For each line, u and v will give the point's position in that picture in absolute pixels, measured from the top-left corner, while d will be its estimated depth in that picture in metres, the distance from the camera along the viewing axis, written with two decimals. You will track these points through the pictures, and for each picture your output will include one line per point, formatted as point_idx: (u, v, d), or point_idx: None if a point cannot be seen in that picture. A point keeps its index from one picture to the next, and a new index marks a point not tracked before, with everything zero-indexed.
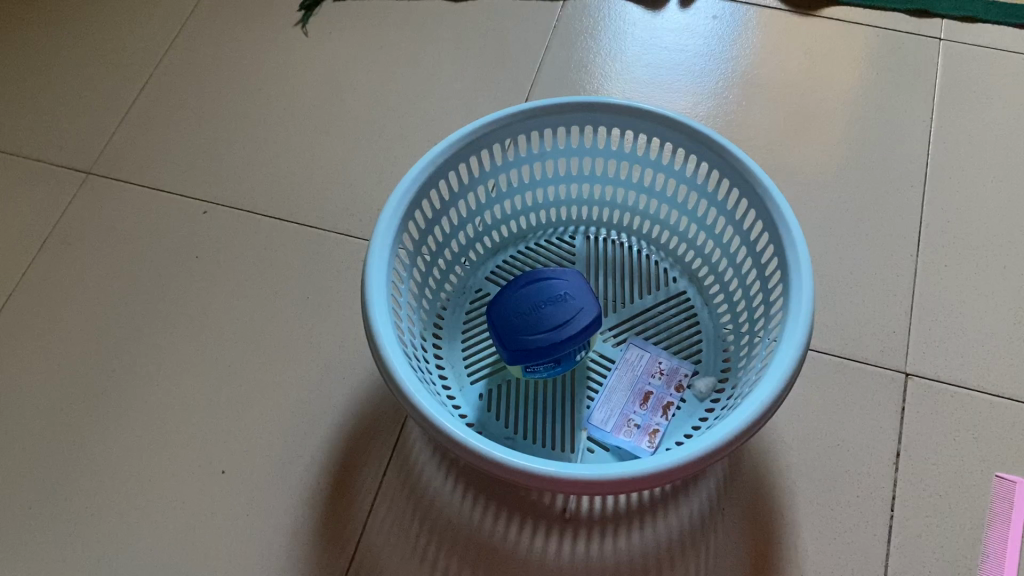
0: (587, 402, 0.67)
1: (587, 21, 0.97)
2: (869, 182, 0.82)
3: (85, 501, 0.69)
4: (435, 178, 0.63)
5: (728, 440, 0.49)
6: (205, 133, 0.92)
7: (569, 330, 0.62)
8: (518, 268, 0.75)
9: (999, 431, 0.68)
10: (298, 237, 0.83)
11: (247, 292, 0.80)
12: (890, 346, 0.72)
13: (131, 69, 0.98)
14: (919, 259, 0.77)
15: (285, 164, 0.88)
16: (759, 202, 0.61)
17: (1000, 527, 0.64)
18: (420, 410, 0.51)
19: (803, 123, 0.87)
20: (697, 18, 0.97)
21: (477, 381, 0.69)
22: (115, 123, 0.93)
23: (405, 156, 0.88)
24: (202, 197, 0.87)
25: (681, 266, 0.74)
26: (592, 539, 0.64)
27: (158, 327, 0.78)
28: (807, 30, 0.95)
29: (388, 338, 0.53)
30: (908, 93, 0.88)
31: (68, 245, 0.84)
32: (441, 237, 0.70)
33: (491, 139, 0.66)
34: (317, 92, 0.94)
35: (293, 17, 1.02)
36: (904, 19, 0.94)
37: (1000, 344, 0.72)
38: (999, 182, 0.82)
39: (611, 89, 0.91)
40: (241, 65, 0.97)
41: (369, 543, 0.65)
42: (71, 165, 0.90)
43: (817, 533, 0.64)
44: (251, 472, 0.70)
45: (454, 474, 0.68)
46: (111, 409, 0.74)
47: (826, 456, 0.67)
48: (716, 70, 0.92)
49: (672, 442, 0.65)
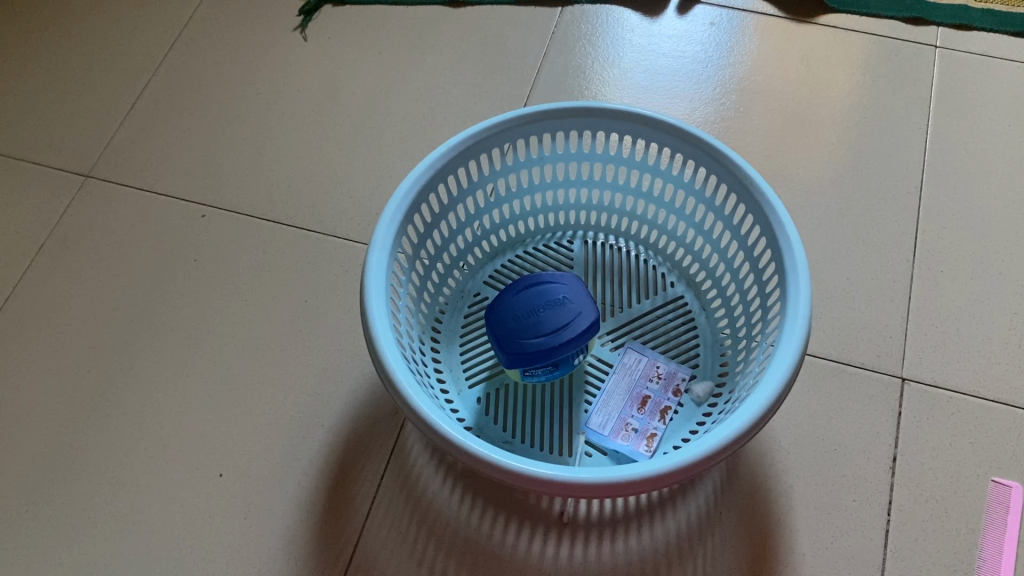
0: (585, 407, 0.68)
1: (585, 26, 0.97)
2: (865, 187, 0.83)
3: (83, 504, 0.69)
4: (434, 182, 0.64)
5: (727, 444, 0.49)
6: (205, 135, 0.92)
7: (567, 334, 0.62)
8: (516, 272, 0.75)
9: (994, 437, 0.68)
10: (297, 240, 0.83)
11: (245, 295, 0.80)
12: (886, 352, 0.73)
13: (131, 72, 0.98)
14: (915, 265, 0.78)
15: (284, 167, 0.89)
16: (758, 208, 0.61)
17: (995, 530, 0.64)
18: (421, 414, 0.51)
19: (800, 130, 0.88)
20: (695, 24, 0.97)
21: (475, 386, 0.69)
22: (115, 125, 0.94)
23: (404, 160, 0.88)
24: (202, 200, 0.87)
25: (679, 271, 0.74)
26: (589, 543, 0.64)
27: (156, 329, 0.78)
28: (804, 37, 0.95)
29: (387, 341, 0.53)
30: (903, 100, 0.89)
31: (66, 247, 0.84)
32: (440, 241, 0.70)
33: (490, 143, 0.66)
34: (316, 96, 0.94)
35: (292, 21, 1.02)
36: (899, 27, 0.95)
37: (995, 348, 0.73)
38: (994, 189, 0.82)
39: (609, 96, 0.92)
40: (241, 68, 0.98)
41: (367, 547, 0.65)
42: (71, 167, 0.90)
43: (815, 537, 0.64)
44: (249, 476, 0.70)
45: (452, 476, 0.68)
46: (110, 411, 0.74)
47: (823, 460, 0.68)
48: (715, 75, 0.93)
49: (669, 446, 0.65)
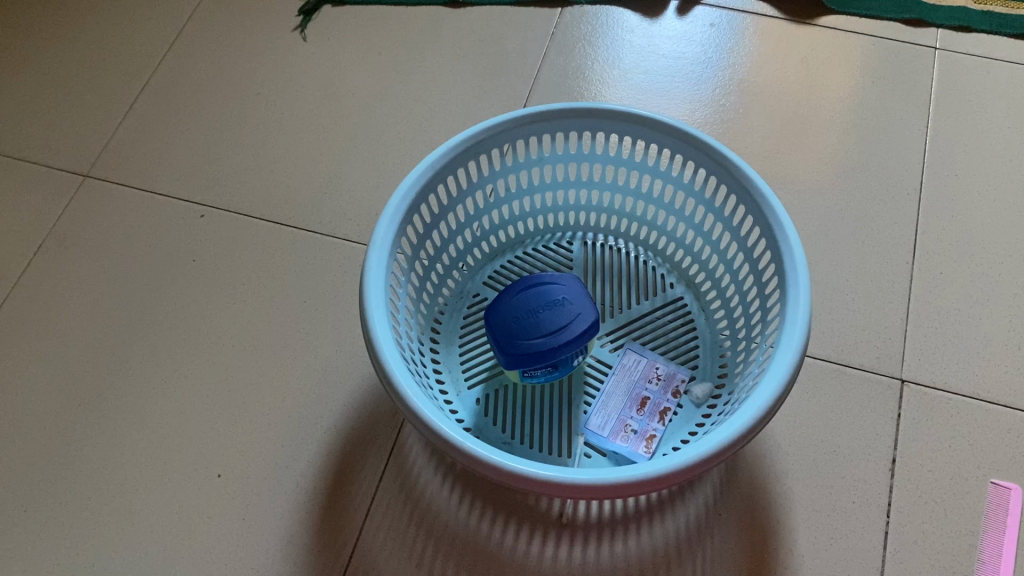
0: (584, 407, 0.67)
1: (585, 27, 0.97)
2: (865, 189, 0.83)
3: (81, 504, 0.69)
4: (434, 182, 0.64)
5: (727, 445, 0.49)
6: (204, 135, 0.92)
7: (567, 335, 0.62)
8: (515, 273, 0.75)
9: (994, 439, 0.68)
10: (296, 241, 0.83)
11: (244, 295, 0.80)
12: (886, 354, 0.73)
13: (130, 71, 0.98)
14: (915, 266, 0.78)
15: (283, 167, 0.88)
16: (757, 210, 0.61)
17: (994, 533, 0.64)
18: (420, 415, 0.51)
19: (800, 131, 0.88)
20: (694, 25, 0.97)
21: (474, 387, 0.69)
22: (114, 124, 0.93)
23: (404, 160, 0.88)
24: (200, 200, 0.87)
25: (678, 272, 0.74)
26: (588, 544, 0.64)
27: (154, 329, 0.78)
28: (803, 38, 0.95)
29: (387, 342, 0.53)
30: (903, 102, 0.89)
31: (65, 247, 0.84)
32: (440, 242, 0.70)
33: (490, 144, 0.66)
34: (315, 96, 0.94)
35: (292, 22, 1.02)
36: (899, 29, 0.95)
37: (995, 350, 0.73)
38: (994, 190, 0.82)
39: (609, 97, 0.92)
40: (240, 68, 0.98)
41: (366, 548, 0.65)
42: (70, 166, 0.90)
43: (814, 538, 0.64)
44: (247, 476, 0.69)
45: (451, 477, 0.68)
46: (108, 411, 0.74)
47: (823, 462, 0.68)
48: (714, 77, 0.93)
49: (668, 448, 0.65)
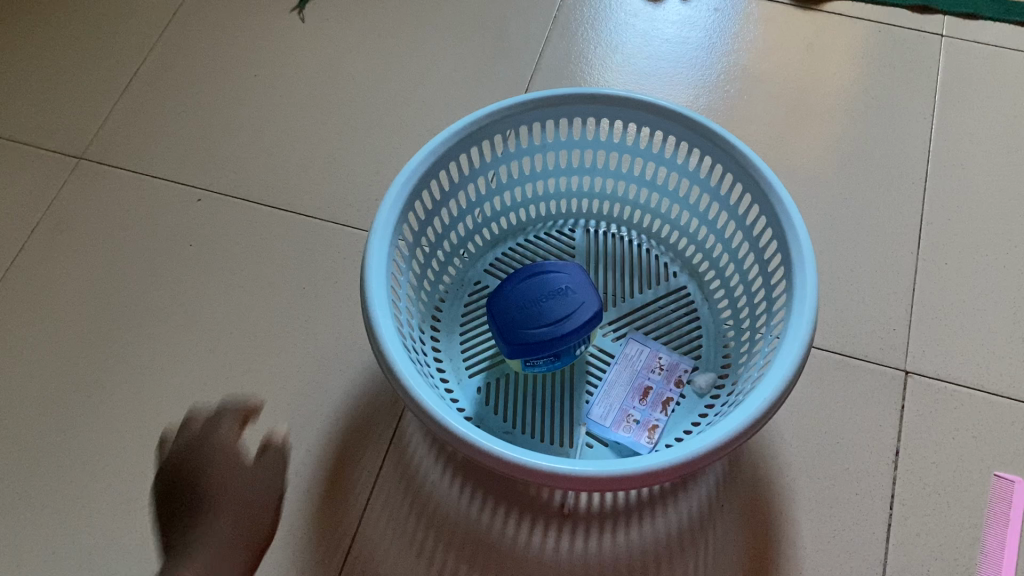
0: (587, 397, 0.67)
1: (587, 10, 0.96)
2: (870, 179, 0.82)
3: (75, 491, 0.68)
4: (435, 168, 0.62)
5: (731, 438, 0.49)
6: (200, 118, 0.91)
7: (569, 324, 0.61)
8: (517, 260, 0.74)
9: (998, 431, 0.68)
10: (295, 226, 0.82)
11: (242, 281, 0.79)
12: (890, 345, 0.72)
13: (124, 52, 0.96)
14: (919, 257, 0.77)
15: (281, 151, 0.87)
16: (763, 198, 0.60)
17: (997, 525, 0.64)
18: (421, 405, 0.50)
19: (805, 119, 0.87)
20: (698, 10, 0.96)
21: (475, 376, 0.68)
22: (109, 105, 0.92)
23: (403, 145, 0.87)
24: (197, 183, 0.85)
25: (682, 261, 0.73)
26: (589, 536, 0.63)
27: (150, 315, 0.77)
28: (808, 24, 0.94)
29: (387, 330, 0.52)
30: (910, 90, 0.88)
31: (58, 231, 0.83)
32: (441, 228, 0.69)
33: (492, 129, 0.65)
34: (314, 79, 0.93)
35: (290, 2, 1.00)
36: (905, 15, 0.93)
37: (1000, 342, 0.72)
38: (998, 180, 0.81)
39: (611, 82, 0.90)
40: (237, 49, 0.96)
41: (366, 538, 0.65)
42: (63, 148, 0.89)
43: (817, 531, 0.64)
44: (245, 464, 0.69)
45: (452, 467, 0.67)
46: (102, 398, 0.73)
47: (825, 454, 0.67)
48: (718, 62, 0.91)
49: (671, 438, 0.65)
